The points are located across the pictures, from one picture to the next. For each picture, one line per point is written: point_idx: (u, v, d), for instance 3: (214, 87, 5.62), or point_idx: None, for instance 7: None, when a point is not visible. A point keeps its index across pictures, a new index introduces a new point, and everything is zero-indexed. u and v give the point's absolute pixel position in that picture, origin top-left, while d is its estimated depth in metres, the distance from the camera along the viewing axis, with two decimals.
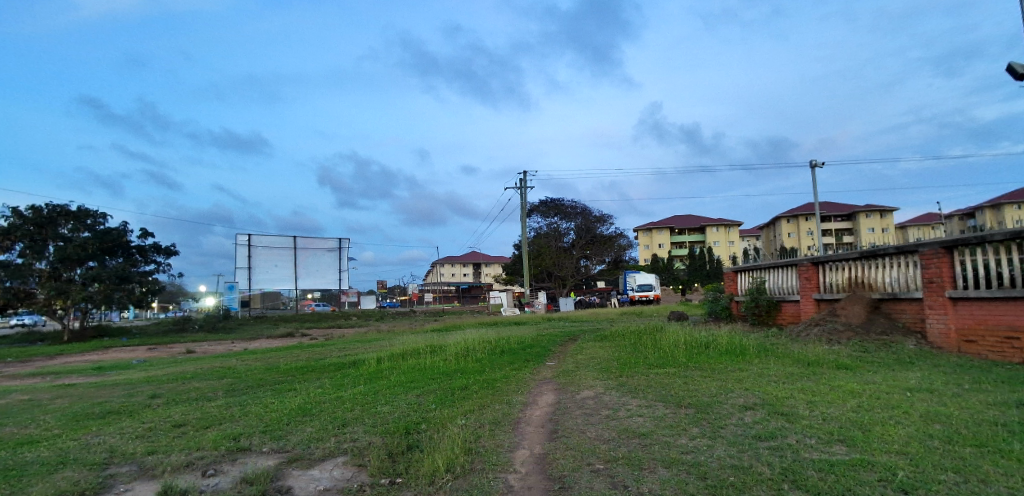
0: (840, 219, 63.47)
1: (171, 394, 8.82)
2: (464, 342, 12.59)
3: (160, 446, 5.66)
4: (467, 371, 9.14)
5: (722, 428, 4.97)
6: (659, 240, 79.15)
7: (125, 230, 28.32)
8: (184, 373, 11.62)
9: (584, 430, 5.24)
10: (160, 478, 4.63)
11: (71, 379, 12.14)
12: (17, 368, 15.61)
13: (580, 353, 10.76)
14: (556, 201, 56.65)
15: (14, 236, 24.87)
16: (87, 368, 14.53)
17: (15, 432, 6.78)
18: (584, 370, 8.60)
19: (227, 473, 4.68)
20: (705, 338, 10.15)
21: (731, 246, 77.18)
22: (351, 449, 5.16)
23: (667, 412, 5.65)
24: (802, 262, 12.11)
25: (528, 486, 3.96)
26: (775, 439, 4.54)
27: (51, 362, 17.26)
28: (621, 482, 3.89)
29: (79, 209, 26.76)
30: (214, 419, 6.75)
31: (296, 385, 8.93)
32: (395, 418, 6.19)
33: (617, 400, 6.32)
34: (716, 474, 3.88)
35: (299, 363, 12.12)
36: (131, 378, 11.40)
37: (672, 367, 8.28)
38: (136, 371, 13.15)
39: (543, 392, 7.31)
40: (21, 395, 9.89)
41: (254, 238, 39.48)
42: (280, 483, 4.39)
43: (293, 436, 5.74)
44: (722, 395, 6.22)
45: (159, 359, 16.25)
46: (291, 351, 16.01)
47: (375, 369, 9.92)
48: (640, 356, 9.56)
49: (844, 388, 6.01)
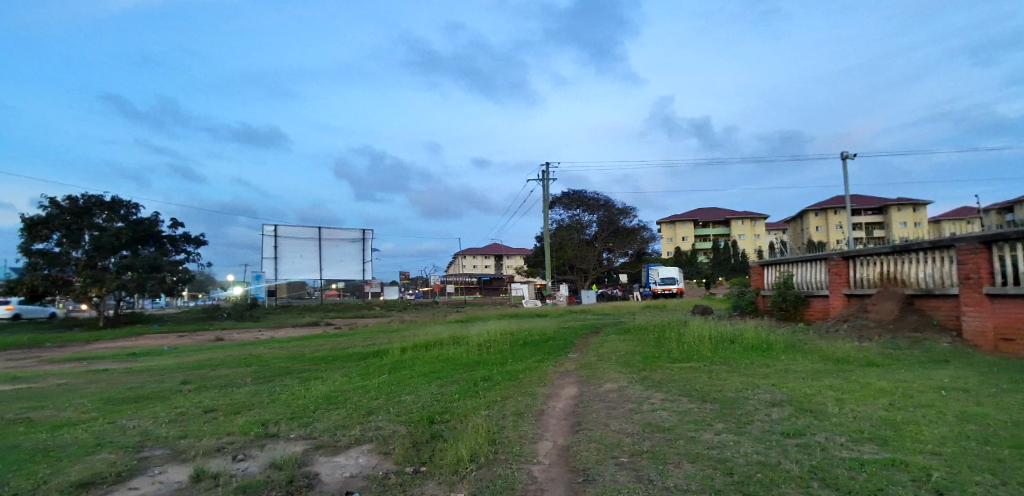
0: (871, 213, 61.82)
1: (200, 381, 9.01)
2: (486, 334, 12.59)
3: (191, 431, 5.82)
4: (489, 363, 9.17)
5: (748, 424, 4.90)
6: (682, 234, 78.21)
7: (156, 221, 29.09)
8: (212, 360, 11.96)
9: (607, 423, 5.22)
10: (191, 463, 4.75)
11: (104, 365, 12.52)
12: (57, 354, 16.18)
13: (604, 347, 10.65)
14: (579, 193, 55.83)
15: (52, 226, 25.69)
16: (120, 354, 15.00)
17: (53, 414, 7.03)
18: (605, 364, 8.56)
19: (256, 459, 4.79)
20: (731, 332, 9.99)
21: (756, 240, 75.87)
22: (376, 437, 5.23)
23: (692, 407, 5.59)
24: (831, 257, 11.86)
25: (552, 478, 3.95)
26: (804, 437, 4.45)
27: (87, 348, 17.81)
28: (646, 476, 3.86)
29: (113, 199, 27.55)
30: (242, 405, 6.91)
31: (321, 374, 9.04)
32: (419, 408, 6.25)
33: (641, 394, 6.28)
34: (743, 470, 3.83)
35: (324, 352, 12.25)
36: (161, 364, 11.77)
37: (696, 361, 8.19)
38: (165, 357, 13.54)
39: (564, 385, 7.29)
40: (57, 379, 10.25)
41: (280, 229, 40.01)
42: (307, 469, 4.46)
43: (319, 423, 5.85)
44: (747, 391, 6.10)
45: (187, 347, 16.47)
46: (315, 340, 16.24)
47: (398, 360, 10.02)
48: (662, 350, 9.48)
49: (875, 387, 5.86)
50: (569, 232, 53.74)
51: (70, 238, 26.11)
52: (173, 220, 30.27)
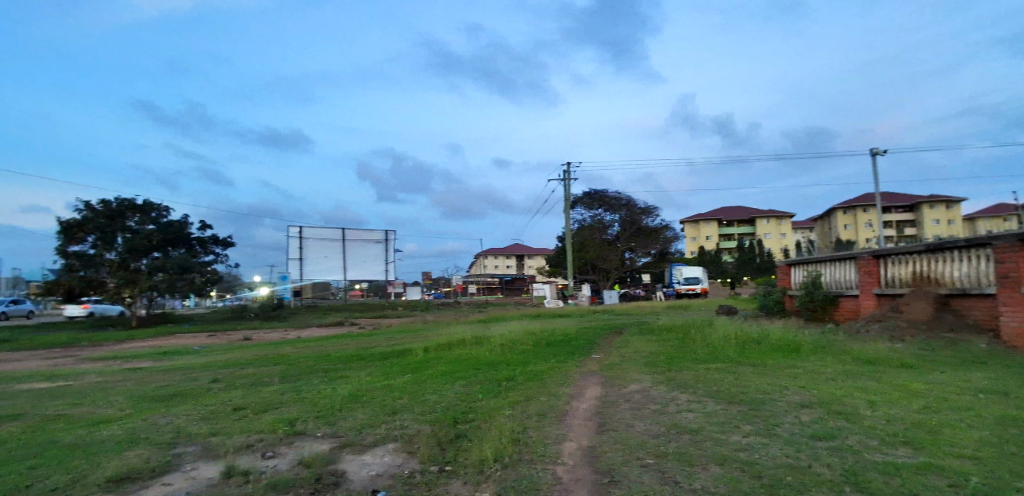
0: (902, 210, 60.22)
1: (229, 379, 9.21)
2: (509, 334, 12.61)
3: (222, 428, 5.95)
4: (512, 363, 9.17)
5: (777, 426, 4.81)
6: (706, 233, 77.24)
7: (186, 223, 29.77)
8: (241, 359, 12.22)
9: (632, 425, 5.18)
10: (223, 459, 4.86)
11: (138, 363, 12.88)
12: (93, 352, 16.70)
13: (627, 347, 10.58)
14: (601, 192, 55.52)
15: (87, 229, 26.51)
16: (153, 353, 15.40)
17: (92, 411, 7.27)
18: (629, 364, 8.50)
19: (285, 456, 4.87)
20: (757, 333, 9.82)
21: (782, 239, 74.49)
22: (401, 436, 5.28)
23: (719, 408, 5.51)
24: (861, 256, 11.58)
25: (577, 479, 3.94)
26: (835, 440, 4.36)
27: (121, 347, 18.33)
28: (672, 478, 3.82)
29: (145, 202, 28.29)
30: (270, 404, 7.04)
31: (346, 373, 9.16)
32: (444, 407, 6.29)
33: (665, 395, 6.22)
34: (772, 473, 3.76)
35: (349, 352, 12.40)
36: (192, 363, 12.05)
37: (721, 362, 8.09)
38: (195, 356, 13.86)
39: (588, 385, 7.25)
40: (93, 377, 10.56)
41: (305, 230, 40.68)
42: (334, 467, 4.53)
43: (345, 422, 5.93)
44: (774, 392, 6.00)
45: (216, 346, 16.84)
46: (341, 340, 16.47)
47: (422, 359, 10.10)
48: (687, 350, 9.37)
49: (908, 388, 5.70)
50: (590, 232, 53.47)
51: (104, 241, 26.91)
52: (202, 222, 30.96)
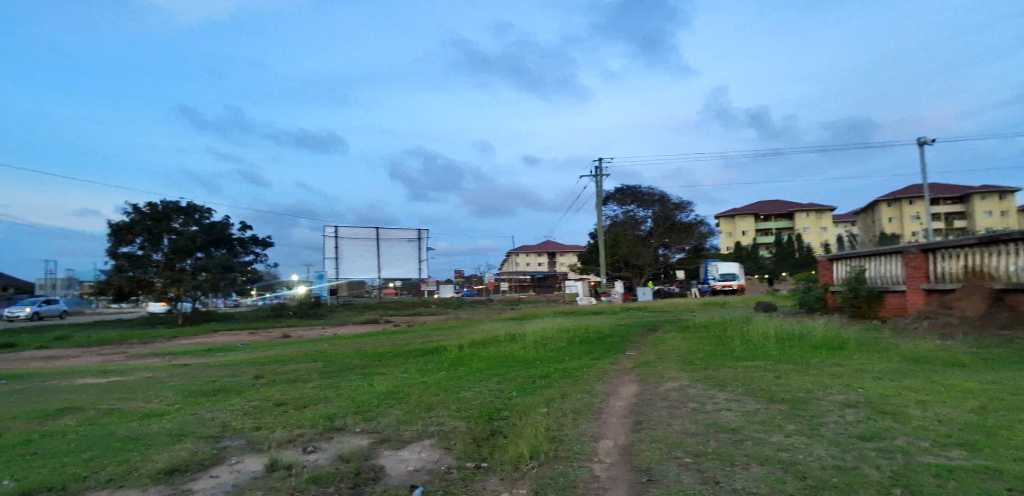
0: (951, 202, 57.57)
1: (271, 375, 9.48)
2: (543, 331, 12.61)
3: (265, 423, 6.13)
4: (546, 360, 9.17)
5: (822, 426, 4.66)
6: (743, 228, 75.53)
7: (227, 224, 30.73)
8: (282, 356, 12.58)
9: (669, 423, 5.10)
10: (266, 453, 5.01)
11: (186, 359, 13.38)
12: (143, 349, 17.41)
13: (662, 344, 10.44)
14: (633, 188, 54.88)
15: (135, 230, 27.69)
16: (198, 349, 15.97)
17: (143, 405, 7.60)
18: (666, 362, 8.38)
19: (325, 451, 4.97)
20: (799, 330, 9.55)
21: (823, 234, 72.14)
22: (437, 432, 5.34)
23: (759, 407, 5.38)
24: (908, 250, 11.12)
25: (614, 477, 3.90)
26: (882, 440, 4.20)
27: (169, 343, 19.08)
28: (712, 478, 3.75)
29: (188, 204, 29.32)
30: (310, 399, 7.21)
31: (383, 370, 9.32)
32: (478, 404, 6.32)
33: (703, 394, 6.10)
34: (816, 475, 3.65)
35: (385, 349, 12.60)
36: (237, 359, 12.44)
37: (761, 360, 7.89)
38: (239, 353, 14.32)
39: (623, 383, 7.19)
40: (144, 373, 11.03)
41: (340, 230, 41.51)
42: (373, 462, 4.60)
43: (382, 418, 6.03)
44: (817, 391, 5.82)
45: (258, 343, 17.34)
46: (377, 337, 16.75)
47: (456, 356, 10.18)
48: (724, 348, 9.18)
49: (960, 388, 5.45)
50: (623, 228, 52.85)
51: (151, 242, 28.03)
52: (243, 223, 31.91)
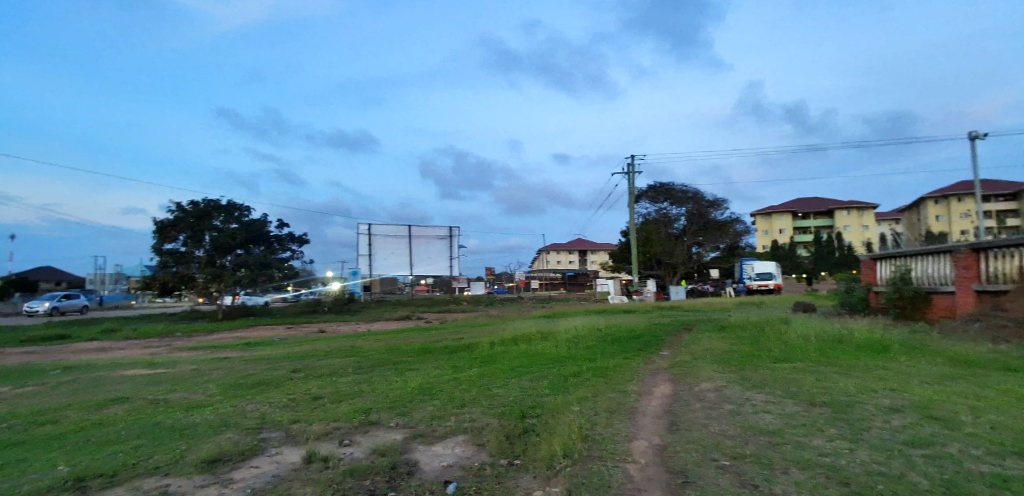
0: (1004, 199, 54.81)
1: (308, 369, 9.70)
2: (575, 329, 12.54)
3: (303, 415, 6.28)
4: (578, 358, 9.14)
5: (866, 431, 4.51)
6: (779, 226, 73.62)
7: (265, 222, 31.55)
8: (318, 351, 12.85)
9: (705, 424, 5.01)
10: (304, 445, 5.13)
11: (226, 353, 13.81)
12: (186, 343, 18.04)
13: (696, 344, 10.28)
14: (666, 185, 54.06)
15: (178, 228, 28.67)
16: (238, 343, 16.45)
17: (187, 397, 7.88)
18: (700, 362, 8.24)
19: (361, 444, 5.07)
20: (840, 332, 9.26)
21: (864, 232, 69.64)
22: (470, 429, 5.37)
23: (799, 410, 5.23)
24: (957, 248, 10.65)
25: (649, 478, 3.86)
26: (931, 447, 4.04)
27: (210, 337, 19.71)
28: (750, 481, 3.67)
29: (228, 203, 30.23)
30: (345, 394, 7.36)
31: (416, 366, 9.42)
32: (511, 401, 6.34)
33: (740, 395, 5.97)
34: (860, 481, 3.53)
35: (418, 345, 12.74)
36: (275, 354, 12.78)
37: (800, 362, 7.68)
38: (276, 347, 14.68)
39: (657, 383, 7.10)
40: (188, 366, 11.41)
41: (374, 227, 42.23)
42: (408, 457, 4.67)
43: (416, 413, 6.10)
44: (860, 395, 5.63)
45: (295, 338, 17.77)
46: (410, 334, 16.98)
47: (488, 353, 10.22)
48: (761, 349, 8.97)
49: (1016, 394, 5.19)
50: (655, 226, 52.08)
51: (193, 239, 28.98)
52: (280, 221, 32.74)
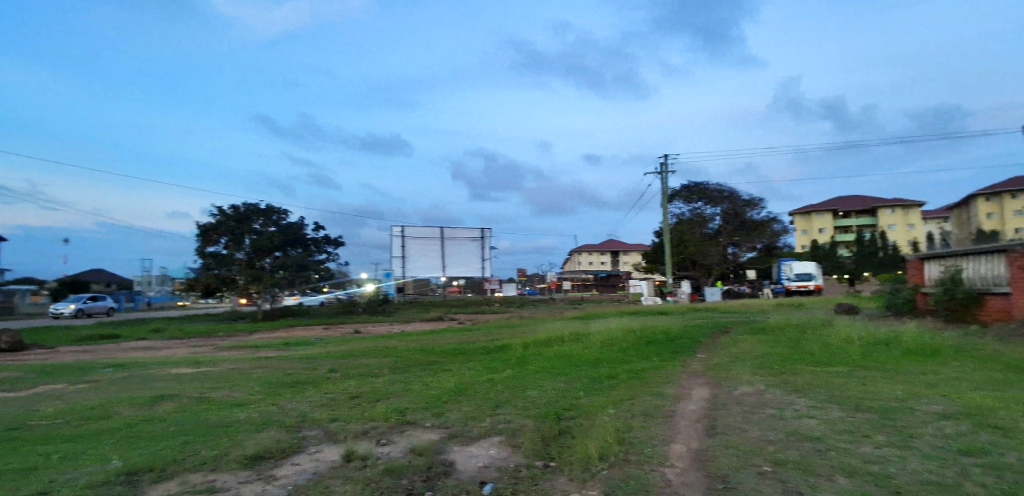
0: None
1: (345, 369, 9.89)
2: (608, 331, 12.44)
3: (341, 415, 6.40)
4: (612, 360, 9.06)
5: (915, 438, 4.34)
6: (819, 225, 71.43)
7: (302, 225, 32.32)
8: (354, 351, 13.08)
9: (745, 429, 4.90)
10: (342, 444, 5.23)
11: (266, 352, 14.19)
12: (228, 342, 18.62)
13: (734, 347, 10.07)
14: (700, 184, 53.03)
15: (220, 231, 29.63)
16: (278, 343, 16.89)
17: (230, 395, 8.14)
18: (738, 365, 8.06)
19: (398, 444, 5.14)
20: (886, 335, 8.93)
21: (910, 231, 66.94)
22: (505, 430, 5.39)
23: (844, 416, 5.06)
24: (1012, 247, 10.14)
25: (688, 483, 3.80)
26: (987, 456, 3.85)
27: (251, 337, 20.29)
28: (793, 488, 3.57)
29: (267, 206, 31.08)
30: (381, 394, 7.47)
31: (450, 367, 9.50)
32: (545, 403, 6.33)
33: (781, 400, 5.82)
34: (910, 490, 3.40)
35: (452, 346, 12.85)
36: (313, 353, 13.07)
37: (843, 366, 7.44)
38: (314, 347, 15.01)
39: (694, 386, 6.97)
40: (231, 364, 11.78)
41: (407, 229, 42.72)
42: (444, 457, 4.71)
43: (451, 413, 6.16)
44: (909, 400, 5.42)
45: (332, 338, 18.16)
46: (443, 334, 17.13)
47: (521, 355, 10.23)
48: (802, 352, 8.71)
49: None
50: (689, 226, 51.19)
51: (234, 242, 29.90)
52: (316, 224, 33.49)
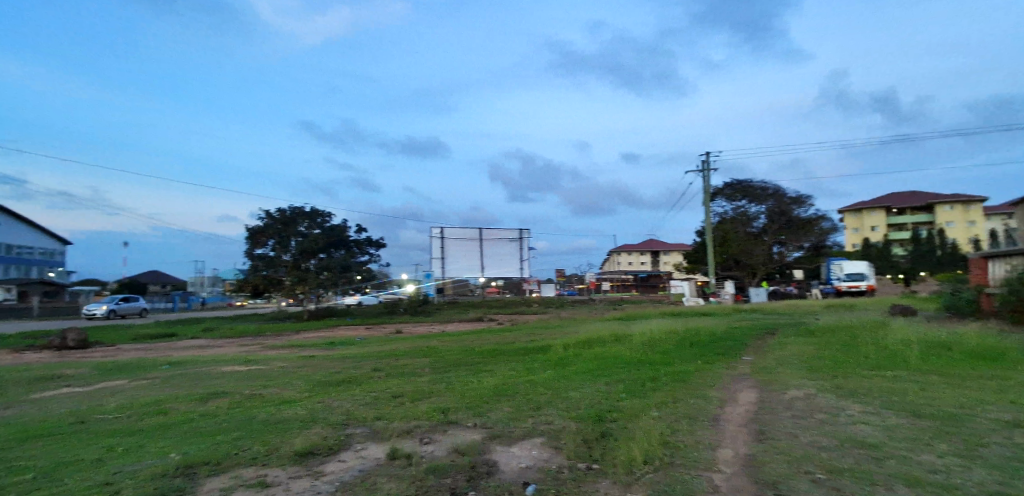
0: None
1: (388, 368, 10.07)
2: (650, 332, 12.25)
3: (384, 413, 6.52)
4: (654, 362, 8.92)
5: (982, 447, 4.10)
6: (871, 223, 68.43)
7: (345, 227, 33.10)
8: (396, 350, 13.30)
9: (795, 434, 4.75)
10: (387, 442, 5.33)
11: (311, 352, 14.58)
12: (276, 341, 19.23)
13: (781, 349, 9.74)
14: (744, 182, 51.49)
15: (268, 234, 30.67)
16: (322, 342, 17.35)
17: (279, 392, 8.41)
18: (786, 368, 7.81)
19: (440, 443, 5.20)
20: (947, 337, 8.47)
21: (971, 228, 63.38)
22: (547, 431, 5.38)
23: (902, 422, 4.83)
24: None
25: (737, 489, 3.71)
26: None
27: (296, 336, 20.90)
28: None
29: (312, 209, 31.99)
30: (423, 393, 7.58)
31: (490, 367, 9.55)
32: (587, 404, 6.29)
33: (834, 404, 5.60)
34: None
35: (492, 346, 12.89)
36: (356, 353, 13.35)
37: (899, 369, 7.11)
38: (357, 347, 15.31)
39: (740, 389, 6.79)
40: (278, 363, 12.16)
41: (446, 230, 43.13)
42: (486, 457, 4.75)
43: (492, 413, 6.20)
44: (974, 407, 5.13)
45: (374, 338, 18.51)
46: (482, 335, 17.21)
47: (562, 356, 10.18)
48: (855, 355, 8.36)
49: None
50: (732, 225, 49.87)
51: (281, 244, 30.91)
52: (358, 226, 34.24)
